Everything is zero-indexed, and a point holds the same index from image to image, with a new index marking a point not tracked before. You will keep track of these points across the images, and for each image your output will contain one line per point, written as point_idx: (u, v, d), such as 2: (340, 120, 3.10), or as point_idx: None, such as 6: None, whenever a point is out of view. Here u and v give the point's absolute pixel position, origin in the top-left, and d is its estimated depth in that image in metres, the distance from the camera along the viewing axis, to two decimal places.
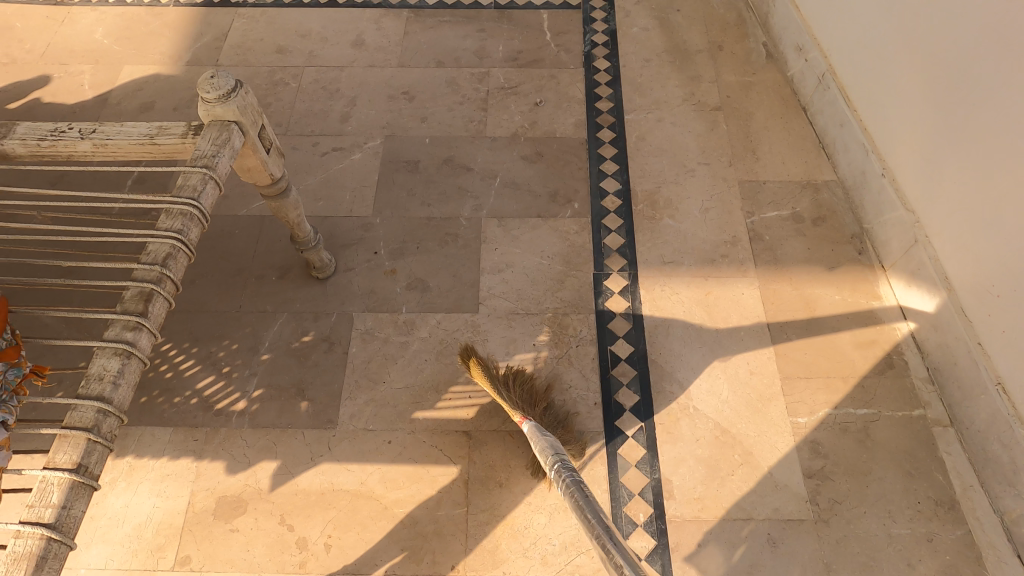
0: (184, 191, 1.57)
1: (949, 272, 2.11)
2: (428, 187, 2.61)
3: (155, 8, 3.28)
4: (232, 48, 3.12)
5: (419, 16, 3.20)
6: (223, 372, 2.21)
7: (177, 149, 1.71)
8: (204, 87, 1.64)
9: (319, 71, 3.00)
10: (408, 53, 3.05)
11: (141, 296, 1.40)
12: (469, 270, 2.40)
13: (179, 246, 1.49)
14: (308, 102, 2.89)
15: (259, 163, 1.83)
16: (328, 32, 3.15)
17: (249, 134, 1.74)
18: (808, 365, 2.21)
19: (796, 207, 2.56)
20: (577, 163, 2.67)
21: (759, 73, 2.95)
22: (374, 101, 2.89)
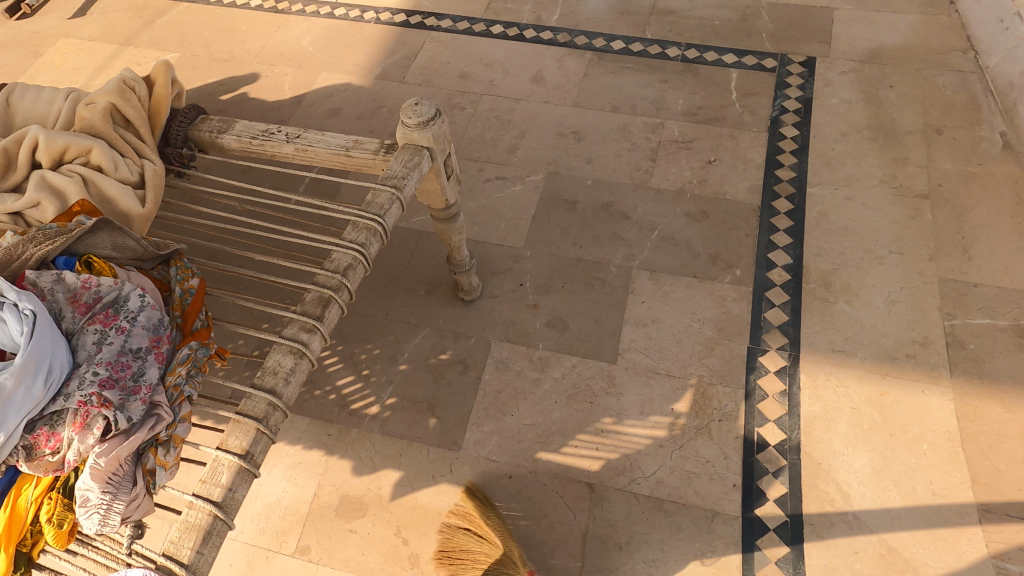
0: (372, 207, 1.68)
1: None
2: (582, 228, 2.60)
3: (357, 23, 3.46)
4: (419, 68, 3.23)
5: (601, 60, 3.22)
6: (363, 374, 2.28)
7: (367, 163, 1.84)
8: (407, 113, 1.74)
9: (496, 100, 3.08)
10: (585, 94, 3.08)
11: (320, 300, 1.51)
12: (614, 317, 2.34)
13: (359, 258, 1.60)
14: (481, 128, 2.97)
15: (439, 189, 1.91)
16: (509, 64, 3.22)
17: (436, 161, 1.82)
18: (1020, 502, 1.93)
19: (1017, 318, 2.29)
20: (746, 229, 2.56)
21: (987, 165, 2.70)
22: (543, 136, 2.93)
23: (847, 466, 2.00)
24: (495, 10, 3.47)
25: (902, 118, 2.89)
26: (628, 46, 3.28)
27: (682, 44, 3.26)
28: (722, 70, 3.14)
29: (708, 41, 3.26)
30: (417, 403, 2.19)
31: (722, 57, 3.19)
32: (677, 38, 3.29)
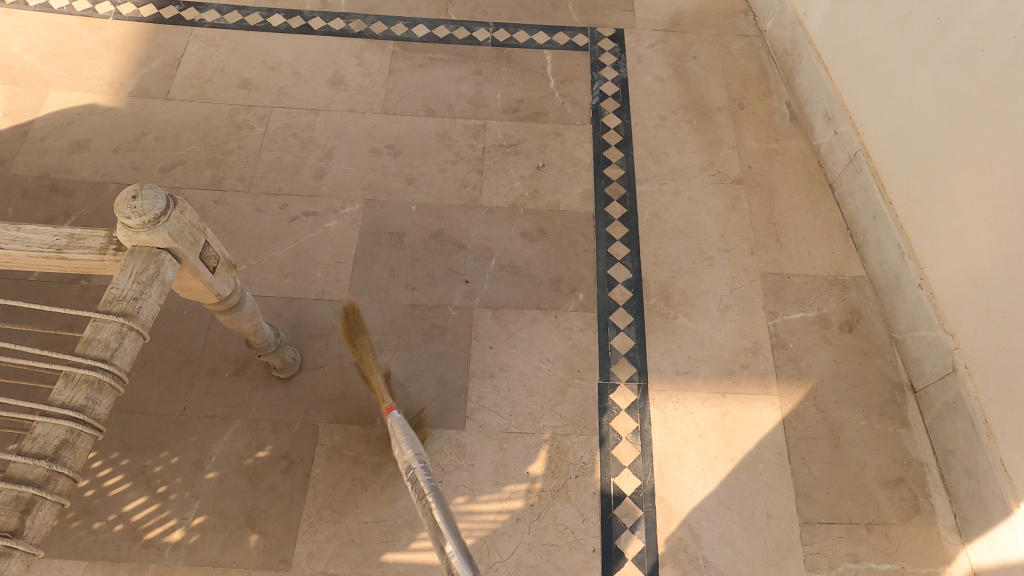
0: (93, 346, 1.19)
1: (990, 415, 1.84)
2: (413, 266, 2.31)
3: (90, 19, 2.82)
4: (186, 77, 2.69)
5: (405, 52, 2.83)
6: (160, 491, 1.94)
7: (92, 264, 1.34)
8: (122, 210, 1.26)
9: (290, 113, 2.64)
10: (394, 97, 2.71)
11: (18, 503, 1.01)
12: (458, 372, 2.11)
13: (78, 428, 1.11)
14: (277, 152, 2.55)
15: (206, 286, 1.52)
16: (301, 65, 2.77)
17: (186, 260, 1.39)
18: (831, 507, 1.94)
19: (823, 308, 2.25)
20: (583, 245, 2.35)
21: (783, 140, 2.65)
22: (353, 154, 2.56)
23: (694, 503, 1.94)
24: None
25: (713, 94, 2.77)
26: (431, 31, 2.90)
27: (490, 24, 2.93)
28: (533, 54, 2.85)
29: (518, 19, 2.95)
30: (233, 518, 1.90)
31: (533, 37, 2.90)
32: (484, 17, 2.95)
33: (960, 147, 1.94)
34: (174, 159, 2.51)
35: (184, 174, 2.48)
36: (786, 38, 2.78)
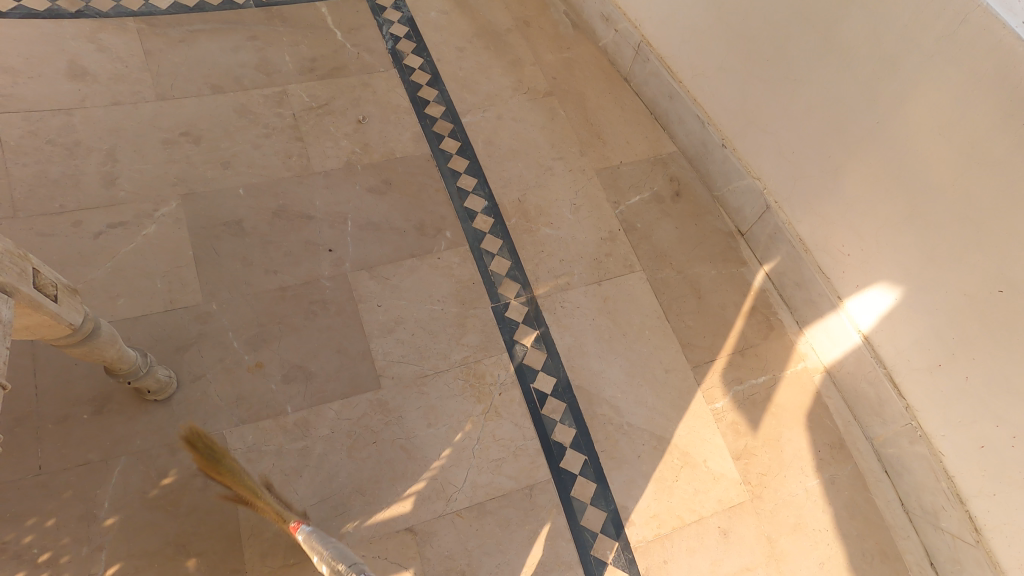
0: None
1: (802, 234, 2.26)
2: (266, 248, 2.16)
3: None
4: None
5: (154, 29, 2.54)
6: (44, 566, 1.68)
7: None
8: None
9: (26, 118, 2.26)
10: (166, 79, 2.44)
11: None
12: (355, 337, 2.05)
13: None
14: (34, 164, 2.19)
15: (50, 318, 1.35)
16: (16, 60, 2.35)
17: (19, 292, 1.22)
18: (710, 347, 2.26)
19: (654, 186, 2.52)
20: (433, 184, 2.36)
21: (574, 48, 2.85)
22: (142, 150, 2.28)
23: (605, 380, 2.13)
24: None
25: (498, 18, 2.87)
26: (177, 1, 2.63)
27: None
28: (305, 8, 2.72)
29: None
30: (160, 555, 1.72)
31: None
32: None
33: (722, 21, 2.28)
34: None
35: None
36: None
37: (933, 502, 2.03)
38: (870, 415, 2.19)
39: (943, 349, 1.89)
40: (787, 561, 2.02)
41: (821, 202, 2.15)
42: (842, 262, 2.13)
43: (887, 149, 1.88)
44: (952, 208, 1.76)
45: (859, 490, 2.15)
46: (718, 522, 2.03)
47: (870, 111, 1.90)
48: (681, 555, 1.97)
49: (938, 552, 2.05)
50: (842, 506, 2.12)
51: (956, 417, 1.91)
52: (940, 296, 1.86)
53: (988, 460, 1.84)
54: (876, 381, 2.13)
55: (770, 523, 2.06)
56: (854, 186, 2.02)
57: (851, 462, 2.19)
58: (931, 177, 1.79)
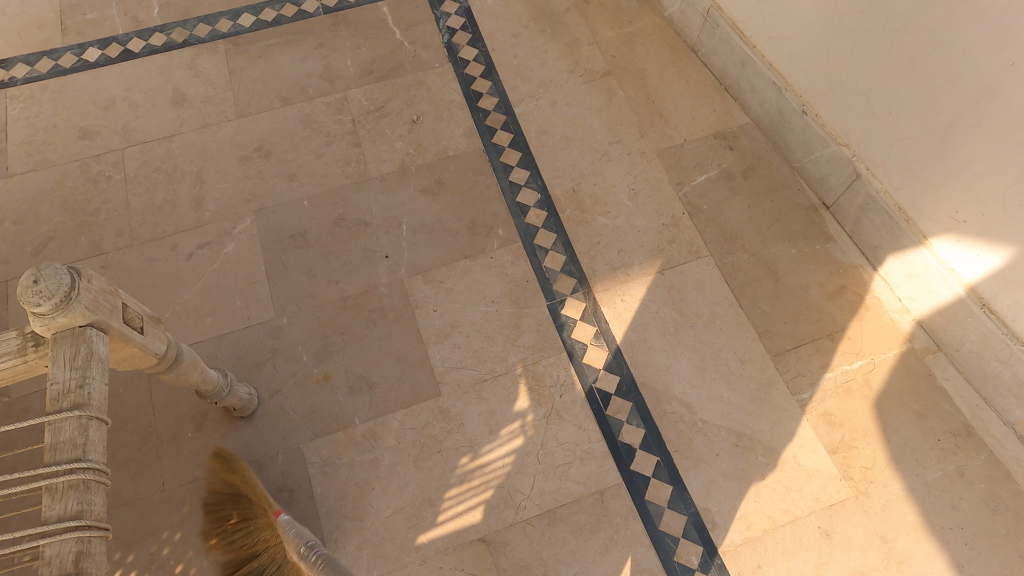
0: (60, 451, 1.11)
1: (901, 202, 1.99)
2: (329, 259, 2.22)
3: None
4: (20, 146, 2.45)
5: (239, 47, 2.65)
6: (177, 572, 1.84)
7: (16, 369, 1.21)
8: (27, 298, 1.14)
9: (142, 149, 2.45)
10: (244, 97, 2.54)
11: None
12: (414, 344, 2.08)
13: (86, 535, 1.06)
14: (146, 193, 2.37)
15: (139, 349, 1.41)
16: (136, 95, 2.55)
17: (114, 327, 1.28)
18: (792, 334, 2.08)
19: (722, 163, 2.35)
20: (484, 180, 2.33)
21: (636, 21, 2.68)
22: (224, 171, 2.40)
23: (671, 377, 2.03)
24: (75, 27, 2.69)
25: None
26: (258, 17, 2.73)
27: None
28: (365, 11, 2.73)
29: None
30: None
31: None
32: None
33: None
34: (42, 239, 2.29)
35: (59, 251, 2.27)
36: None
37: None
38: (1008, 397, 1.87)
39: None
40: (910, 562, 1.78)
41: (928, 165, 1.85)
42: (955, 231, 1.84)
43: (1016, 97, 1.57)
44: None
45: (1000, 482, 1.85)
46: (818, 522, 1.83)
47: (991, 55, 1.60)
48: (777, 561, 1.79)
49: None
50: (978, 504, 1.83)
51: None
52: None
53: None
54: (1012, 361, 1.82)
55: (883, 522, 1.82)
56: (971, 145, 1.72)
57: (986, 450, 1.89)
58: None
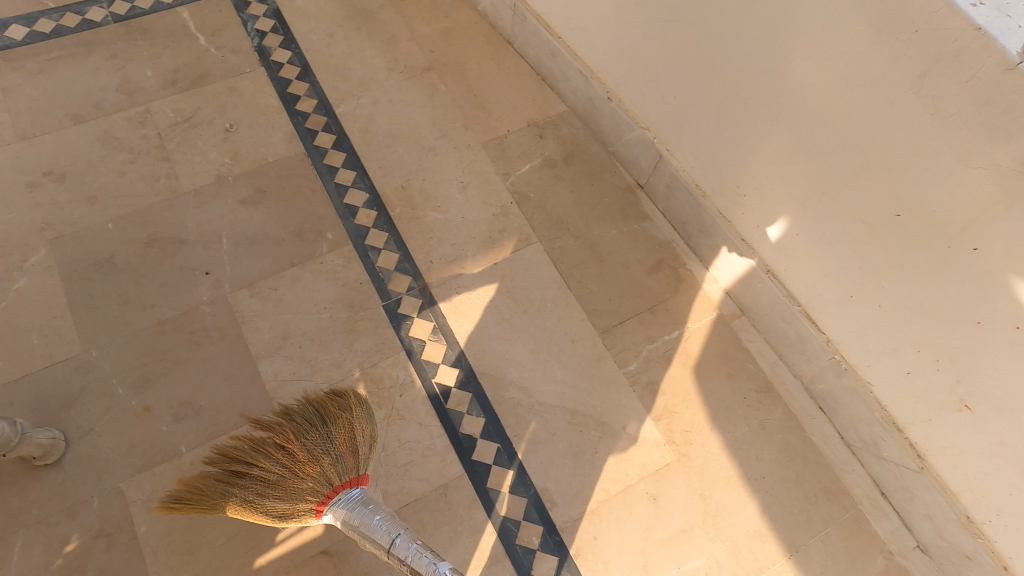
0: None
1: (698, 179, 2.14)
2: (140, 282, 2.09)
3: None
4: None
5: (9, 62, 2.42)
6: None
7: None
8: None
9: None
10: (30, 117, 2.33)
11: None
12: (240, 362, 2.01)
13: None
14: None
15: None
16: None
17: None
18: (618, 309, 2.18)
19: (545, 151, 2.42)
20: (309, 184, 2.28)
21: (451, 16, 2.70)
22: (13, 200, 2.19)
23: (506, 363, 2.08)
24: None
25: None
26: (31, 28, 2.50)
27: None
28: (165, 16, 2.57)
29: None
30: None
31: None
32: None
33: None
34: None
35: None
36: None
37: (872, 433, 1.90)
38: (796, 352, 2.05)
39: (854, 280, 1.74)
40: (724, 516, 1.92)
41: (712, 143, 2.01)
42: (740, 202, 2.01)
43: (767, 81, 1.72)
44: (835, 135, 1.61)
45: (795, 431, 2.04)
46: (646, 488, 1.95)
47: (744, 44, 1.73)
48: (611, 528, 1.89)
49: (887, 483, 1.93)
50: (780, 451, 2.02)
51: (880, 346, 1.77)
52: (841, 226, 1.71)
53: (916, 387, 1.71)
54: (794, 320, 2.00)
55: (702, 480, 1.96)
56: (740, 125, 1.88)
57: (782, 403, 2.08)
58: (810, 105, 1.63)
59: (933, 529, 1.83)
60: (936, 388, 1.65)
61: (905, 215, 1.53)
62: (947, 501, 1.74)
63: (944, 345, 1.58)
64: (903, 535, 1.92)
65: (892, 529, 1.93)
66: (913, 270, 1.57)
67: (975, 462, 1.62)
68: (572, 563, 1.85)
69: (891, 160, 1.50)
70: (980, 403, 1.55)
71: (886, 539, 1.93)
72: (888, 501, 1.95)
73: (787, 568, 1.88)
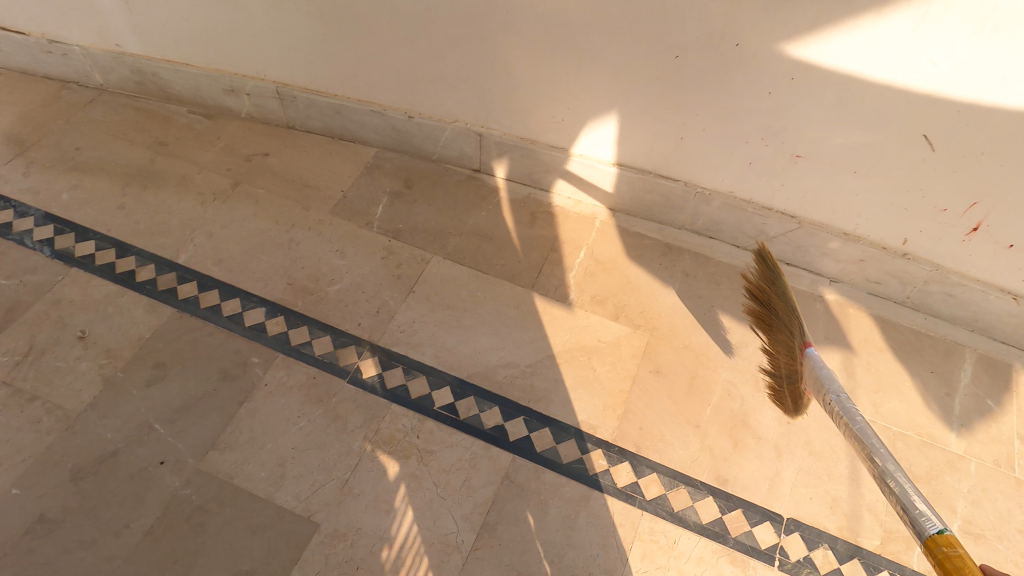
0: None
1: (520, 133, 2.47)
2: (98, 515, 1.86)
3: None
4: None
5: None
6: None
7: None
8: None
9: None
10: None
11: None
12: (256, 509, 1.90)
13: None
14: None
15: None
16: None
17: None
18: (528, 263, 2.43)
19: (383, 188, 2.61)
20: (204, 332, 2.22)
21: (222, 133, 2.76)
22: None
23: (488, 356, 2.18)
24: None
25: (133, 156, 2.66)
26: None
27: None
28: None
29: None
30: None
31: None
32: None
33: (333, 25, 2.33)
34: None
35: None
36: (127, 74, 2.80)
37: (755, 225, 2.37)
38: (670, 210, 2.48)
39: (677, 126, 2.19)
40: (710, 349, 2.24)
41: (514, 99, 2.35)
42: (561, 128, 2.38)
43: (532, 24, 2.09)
44: (604, 31, 2.02)
45: (706, 264, 2.46)
46: (647, 368, 2.19)
47: (500, 7, 2.08)
48: (647, 414, 2.10)
49: (786, 254, 2.42)
50: (708, 281, 2.41)
51: (721, 160, 2.24)
52: (644, 93, 2.14)
53: (760, 167, 2.20)
54: (654, 186, 2.42)
55: (677, 337, 2.27)
56: (528, 71, 2.23)
57: (686, 251, 2.49)
58: (575, 20, 2.02)
59: (832, 260, 2.34)
60: (773, 158, 2.14)
61: (682, 54, 1.98)
62: (828, 233, 2.27)
63: (759, 127, 2.07)
64: (817, 281, 2.42)
65: (809, 283, 2.42)
66: (711, 86, 2.03)
67: (827, 188, 2.15)
68: (640, 457, 2.02)
69: (653, 23, 1.94)
70: (805, 147, 2.06)
71: (810, 290, 2.40)
72: (794, 265, 2.45)
73: None
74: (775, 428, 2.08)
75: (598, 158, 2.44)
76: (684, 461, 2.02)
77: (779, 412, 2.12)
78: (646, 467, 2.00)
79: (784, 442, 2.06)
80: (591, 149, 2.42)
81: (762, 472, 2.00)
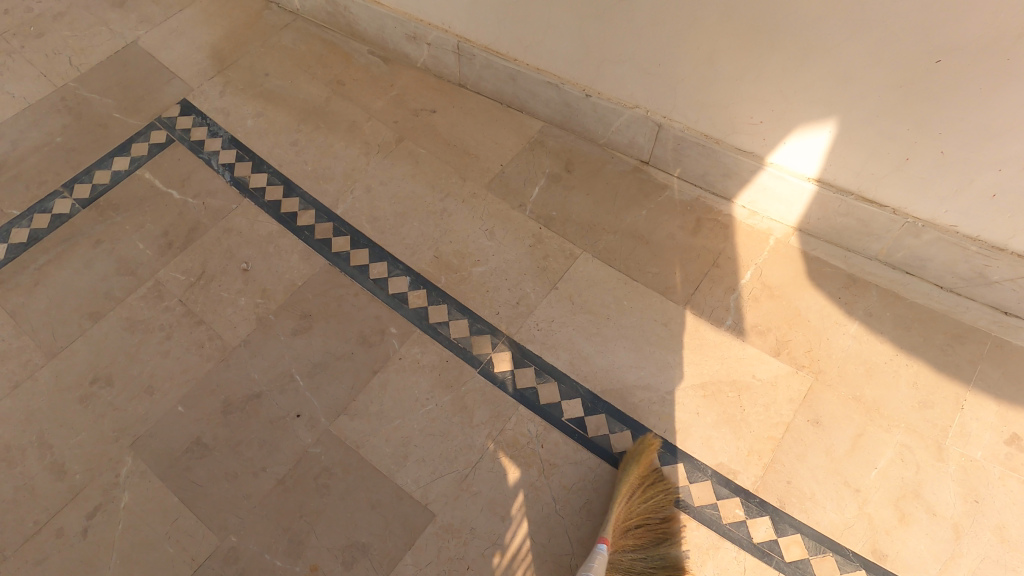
0: None
1: (705, 130, 2.24)
2: (239, 452, 1.98)
3: None
4: None
5: (5, 284, 2.26)
6: None
7: None
8: None
9: None
10: (45, 329, 2.18)
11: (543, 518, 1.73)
12: (379, 484, 1.93)
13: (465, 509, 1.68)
14: None
15: None
16: None
17: None
18: (685, 274, 2.24)
19: (543, 168, 2.47)
20: (349, 291, 2.24)
21: (396, 81, 2.73)
22: (75, 420, 2.03)
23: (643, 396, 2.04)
24: None
25: (312, 91, 2.71)
26: (9, 242, 2.36)
27: (62, 189, 2.47)
28: (129, 184, 2.47)
29: (83, 162, 2.53)
30: None
31: (113, 169, 2.51)
32: (47, 188, 2.47)
33: None
34: None
35: None
36: (323, 5, 2.84)
37: (974, 267, 2.04)
38: (864, 237, 2.18)
39: (906, 144, 1.88)
40: (883, 408, 2.00)
41: (710, 91, 2.11)
42: (759, 132, 2.12)
43: (756, 12, 1.82)
44: (847, 24, 1.72)
45: (898, 308, 2.15)
46: (804, 418, 2.00)
47: None
48: (797, 468, 1.93)
49: (1006, 300, 2.08)
50: (892, 323, 2.13)
51: (951, 189, 1.91)
52: (875, 102, 1.84)
53: (1006, 203, 1.85)
54: (851, 210, 2.12)
55: (846, 389, 2.04)
56: (735, 64, 1.98)
57: (872, 285, 2.20)
58: (811, 8, 1.74)
59: None
60: None
61: (946, 58, 1.66)
62: None
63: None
64: None
65: None
66: (978, 97, 1.69)
67: None
68: (783, 513, 1.88)
69: (922, 14, 1.61)
70: None
71: None
72: (1012, 315, 2.10)
73: (967, 417, 1.98)
74: (957, 505, 1.86)
75: (789, 169, 2.16)
76: (834, 526, 1.85)
77: (966, 486, 1.88)
78: (788, 526, 1.86)
79: (967, 522, 1.84)
80: (784, 159, 2.15)
81: (932, 551, 1.81)
